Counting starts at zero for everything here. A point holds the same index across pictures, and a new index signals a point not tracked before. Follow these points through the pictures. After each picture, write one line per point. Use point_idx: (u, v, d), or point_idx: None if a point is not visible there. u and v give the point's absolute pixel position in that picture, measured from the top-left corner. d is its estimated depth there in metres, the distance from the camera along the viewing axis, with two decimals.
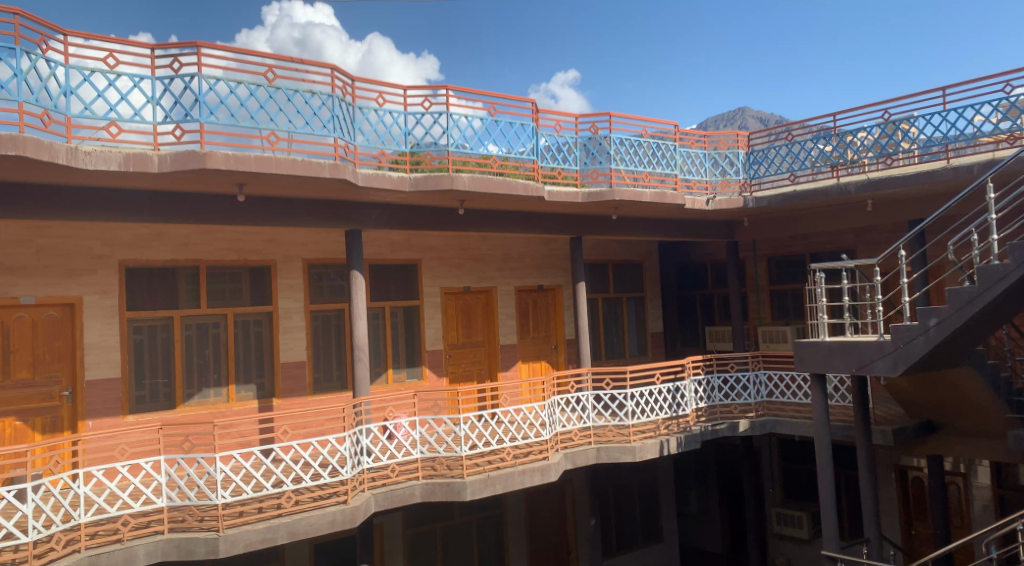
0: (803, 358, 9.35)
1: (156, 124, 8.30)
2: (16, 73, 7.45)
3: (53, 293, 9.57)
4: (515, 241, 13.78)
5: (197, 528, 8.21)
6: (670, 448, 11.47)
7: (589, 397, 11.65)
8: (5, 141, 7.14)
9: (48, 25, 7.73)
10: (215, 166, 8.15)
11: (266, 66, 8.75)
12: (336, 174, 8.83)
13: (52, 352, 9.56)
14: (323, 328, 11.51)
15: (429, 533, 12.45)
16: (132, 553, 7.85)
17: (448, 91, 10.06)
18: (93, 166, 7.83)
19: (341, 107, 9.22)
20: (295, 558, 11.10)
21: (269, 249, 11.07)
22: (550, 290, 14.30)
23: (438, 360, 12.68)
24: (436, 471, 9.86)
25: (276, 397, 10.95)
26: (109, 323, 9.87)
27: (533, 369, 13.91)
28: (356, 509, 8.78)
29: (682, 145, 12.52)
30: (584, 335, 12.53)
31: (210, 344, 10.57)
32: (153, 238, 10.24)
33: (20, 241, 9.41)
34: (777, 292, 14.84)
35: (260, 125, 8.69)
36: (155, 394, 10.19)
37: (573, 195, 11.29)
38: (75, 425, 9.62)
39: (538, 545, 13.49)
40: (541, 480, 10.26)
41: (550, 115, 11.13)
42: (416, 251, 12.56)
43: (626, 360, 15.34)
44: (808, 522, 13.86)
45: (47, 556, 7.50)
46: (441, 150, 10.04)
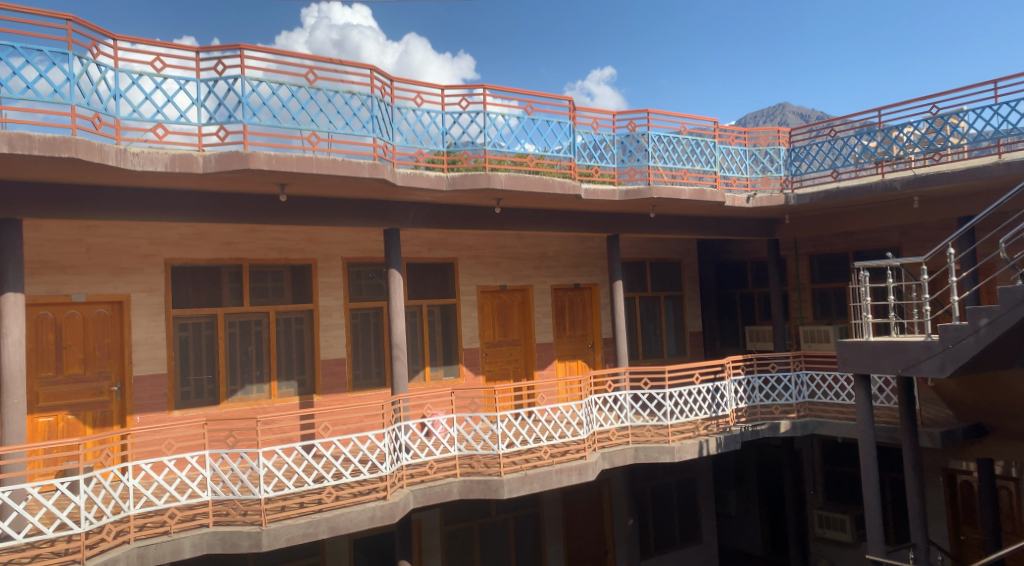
0: (847, 357, 9.24)
1: (201, 125, 8.50)
2: (68, 78, 7.70)
3: (103, 291, 9.85)
4: (552, 239, 13.80)
5: (241, 521, 8.39)
6: (710, 448, 11.40)
7: (627, 397, 11.62)
8: (58, 143, 7.37)
9: (98, 30, 7.97)
10: (258, 167, 8.32)
11: (307, 68, 8.91)
12: (375, 174, 8.96)
13: (102, 348, 9.84)
14: (362, 326, 11.66)
15: (466, 530, 12.56)
16: (179, 545, 8.06)
17: (485, 90, 10.16)
18: (141, 167, 8.05)
19: (380, 107, 9.35)
20: (335, 553, 11.26)
21: (309, 248, 11.26)
22: (586, 288, 14.28)
23: (475, 358, 12.77)
24: (474, 469, 9.94)
25: (316, 393, 11.14)
26: (155, 320, 10.13)
27: (569, 368, 13.92)
28: (396, 505, 8.91)
29: (721, 142, 12.43)
30: (621, 334, 12.51)
31: (253, 341, 10.80)
32: (198, 237, 10.48)
33: (71, 240, 9.70)
34: (818, 291, 14.65)
35: (301, 126, 8.85)
36: (199, 391, 10.42)
37: (611, 194, 11.26)
38: (124, 420, 9.90)
39: (575, 544, 13.50)
40: (578, 479, 10.29)
41: (587, 113, 11.16)
42: (453, 249, 12.66)
43: (664, 360, 15.25)
44: (851, 526, 13.64)
45: (99, 546, 7.74)
46: (478, 150, 10.13)
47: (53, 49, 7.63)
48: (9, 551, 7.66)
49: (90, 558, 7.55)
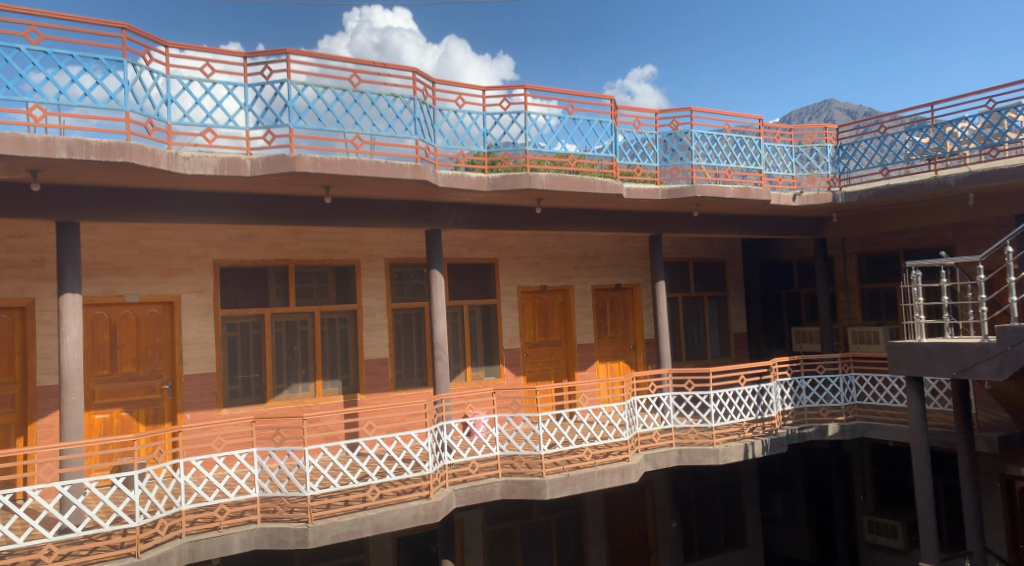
0: (898, 360, 9.05)
1: (249, 129, 8.67)
2: (123, 84, 7.93)
3: (155, 291, 10.12)
4: (594, 239, 13.77)
5: (288, 518, 8.54)
6: (755, 451, 11.26)
7: (670, 399, 11.53)
8: (114, 148, 7.60)
9: (151, 37, 8.19)
10: (304, 169, 8.46)
11: (350, 72, 9.03)
12: (418, 176, 9.07)
13: (154, 347, 10.11)
14: (404, 326, 11.78)
15: (508, 530, 12.62)
16: (228, 540, 8.23)
17: (525, 91, 10.18)
18: (192, 170, 8.26)
19: (422, 109, 9.43)
20: (379, 551, 11.39)
21: (353, 249, 11.42)
22: (628, 288, 14.22)
23: (516, 358, 12.81)
24: (516, 469, 9.98)
25: (360, 393, 11.29)
26: (205, 320, 10.37)
27: (611, 369, 13.87)
28: (439, 504, 9.00)
29: (766, 139, 12.29)
30: (664, 335, 12.43)
31: (299, 341, 11.00)
32: (245, 238, 10.70)
33: (125, 242, 9.99)
34: (868, 291, 14.38)
35: (345, 129, 8.97)
36: (247, 389, 10.63)
37: (653, 193, 11.17)
38: (175, 417, 10.15)
39: (618, 545, 13.45)
40: (621, 481, 10.26)
41: (628, 111, 11.12)
42: (494, 250, 12.73)
43: (708, 361, 15.10)
44: (904, 532, 13.36)
45: (153, 540, 7.94)
46: (519, 150, 10.16)
47: (109, 57, 7.86)
48: (68, 544, 7.90)
49: (144, 552, 7.75)
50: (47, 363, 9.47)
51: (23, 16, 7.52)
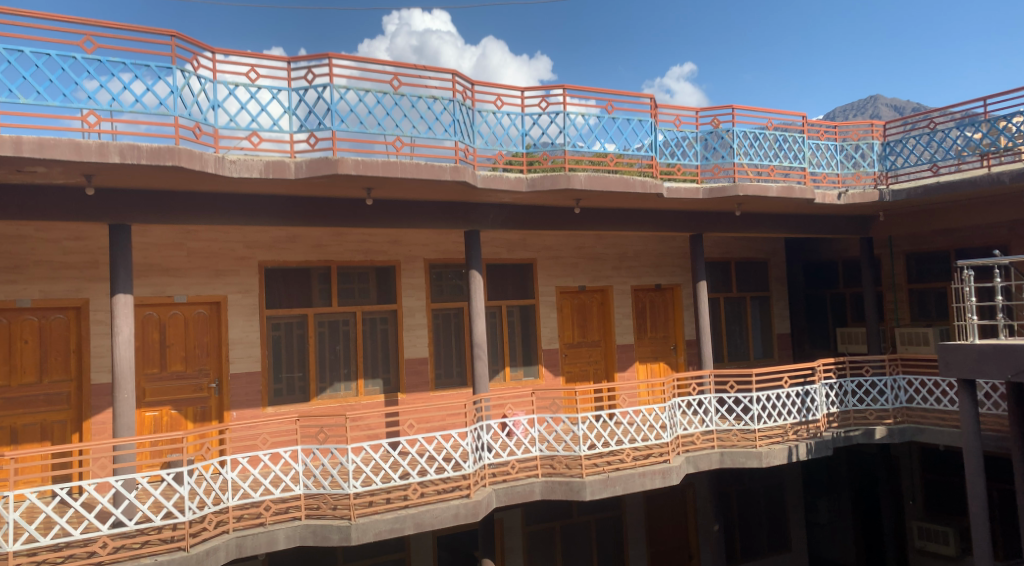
0: (949, 362, 8.88)
1: (293, 133, 8.83)
2: (172, 90, 8.15)
3: (203, 292, 10.37)
4: (633, 239, 13.74)
5: (331, 515, 8.70)
6: (800, 454, 11.16)
7: (711, 400, 11.45)
8: (164, 152, 7.84)
9: (199, 44, 8.40)
10: (346, 172, 8.59)
11: (391, 75, 9.16)
12: (457, 177, 9.17)
13: (202, 346, 10.36)
14: (444, 327, 11.88)
15: (548, 531, 12.66)
16: (274, 536, 8.40)
17: (564, 91, 10.21)
18: (238, 174, 8.47)
19: (462, 111, 9.52)
20: (420, 550, 11.50)
21: (393, 250, 11.57)
22: (668, 289, 14.15)
23: (555, 359, 12.83)
24: (556, 470, 10.02)
25: (400, 392, 11.42)
26: (250, 320, 10.59)
27: (651, 369, 13.81)
28: (479, 504, 9.08)
29: (810, 137, 12.13)
30: (705, 336, 12.35)
31: (341, 340, 11.17)
32: (289, 240, 10.92)
33: (174, 243, 10.26)
34: (917, 291, 14.09)
35: (386, 132, 9.09)
36: (291, 387, 10.84)
37: (695, 191, 11.13)
38: (221, 415, 10.39)
39: (658, 548, 13.38)
40: (662, 483, 10.23)
41: (669, 110, 11.10)
42: (532, 250, 12.78)
43: (751, 363, 14.95)
44: (955, 539, 13.05)
45: (201, 535, 8.14)
46: (557, 150, 10.21)
47: (159, 64, 8.10)
48: (122, 537, 8.13)
49: (194, 546, 7.96)
50: (101, 362, 9.77)
51: (79, 26, 7.78)
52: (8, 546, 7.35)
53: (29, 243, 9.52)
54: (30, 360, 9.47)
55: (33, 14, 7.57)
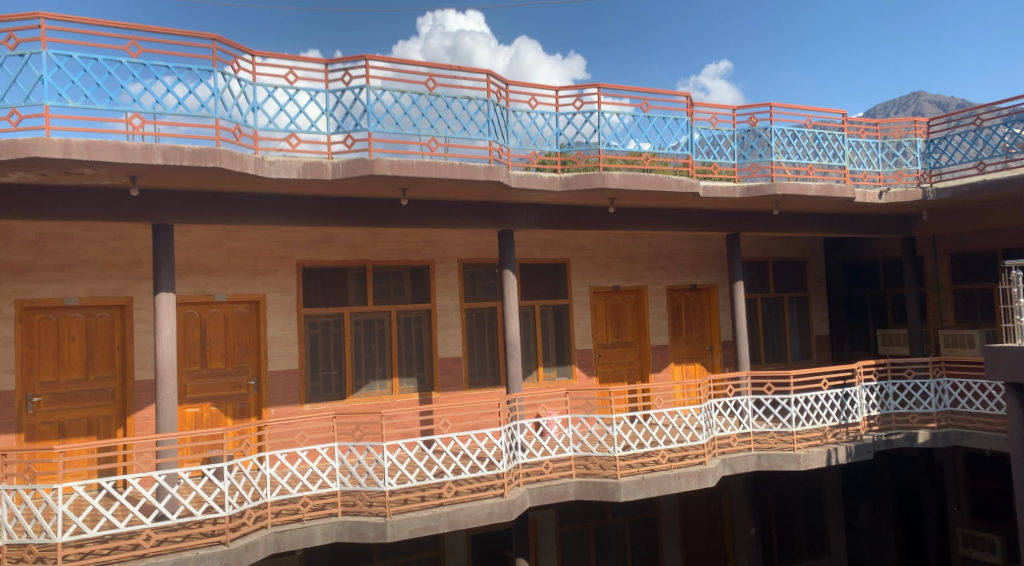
0: (996, 364, 8.71)
1: (330, 133, 8.94)
2: (213, 93, 8.31)
3: (242, 291, 10.55)
4: (668, 239, 13.67)
5: (367, 512, 8.80)
6: (839, 457, 11.03)
7: (748, 402, 11.35)
8: (205, 154, 8.00)
9: (239, 47, 8.55)
10: (382, 173, 8.69)
11: (426, 76, 9.22)
12: (491, 177, 9.23)
13: (241, 344, 10.55)
14: (477, 326, 11.94)
15: (581, 531, 12.65)
16: (311, 532, 8.52)
17: (599, 90, 10.19)
18: (277, 174, 8.62)
19: (496, 111, 9.56)
20: (454, 549, 11.56)
21: (428, 250, 11.66)
22: (704, 289, 14.05)
23: (589, 359, 12.82)
24: (589, 470, 10.02)
25: (435, 390, 11.50)
26: (288, 318, 10.76)
27: (686, 370, 13.72)
28: (513, 503, 9.13)
29: (850, 135, 11.96)
30: (742, 337, 12.24)
31: (376, 339, 11.29)
32: (326, 240, 11.07)
33: (214, 243, 10.45)
34: (961, 292, 13.80)
35: (421, 133, 9.16)
36: (327, 385, 10.98)
37: (732, 191, 11.03)
38: (260, 412, 10.56)
39: (693, 549, 13.30)
40: (698, 485, 10.19)
41: (705, 108, 11.02)
42: (566, 250, 12.79)
43: (788, 364, 14.78)
44: (1002, 547, 12.65)
45: (241, 529, 8.28)
46: (592, 150, 10.20)
47: (200, 67, 8.26)
48: (164, 530, 8.31)
49: (234, 540, 8.10)
50: (144, 359, 10.01)
51: (124, 30, 7.97)
52: (56, 537, 7.55)
53: (76, 242, 9.78)
54: (76, 357, 9.72)
55: (81, 19, 7.78)
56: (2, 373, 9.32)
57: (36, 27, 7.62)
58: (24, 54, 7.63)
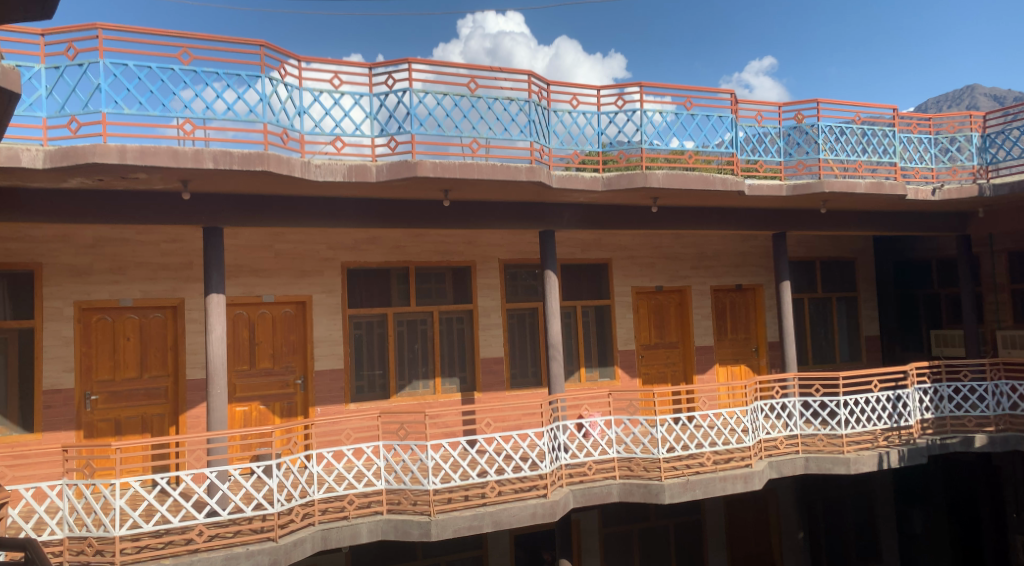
0: None
1: (374, 137, 9.06)
2: (261, 98, 8.49)
3: (289, 292, 10.76)
4: (712, 239, 13.55)
5: (412, 511, 8.89)
6: (891, 461, 10.83)
7: (796, 404, 11.19)
8: (253, 158, 8.17)
9: (285, 52, 8.73)
10: (425, 174, 8.78)
11: (468, 78, 9.29)
12: (533, 177, 9.26)
13: (289, 344, 10.76)
14: (519, 326, 11.99)
15: (625, 533, 12.60)
16: (357, 530, 8.66)
17: (641, 89, 10.16)
18: (323, 177, 8.77)
19: (537, 111, 9.60)
20: (497, 549, 11.61)
21: (469, 250, 11.74)
22: (749, 289, 13.88)
23: (631, 360, 12.78)
24: (633, 472, 9.98)
25: (477, 391, 11.58)
26: (334, 319, 10.94)
27: (731, 372, 13.58)
28: (556, 503, 9.16)
29: (900, 130, 11.73)
30: (789, 337, 12.07)
31: (419, 339, 11.41)
32: (370, 241, 11.22)
33: (262, 245, 10.68)
34: (1020, 292, 13.37)
35: (463, 134, 9.23)
36: (372, 385, 11.12)
37: (778, 189, 10.88)
38: (306, 411, 10.74)
39: (739, 551, 13.16)
40: (744, 488, 10.08)
41: (750, 105, 10.92)
42: (608, 250, 12.76)
43: (837, 366, 14.53)
44: None
45: (289, 526, 8.44)
46: (634, 148, 10.16)
47: (248, 73, 8.46)
48: (216, 526, 8.50)
49: (282, 537, 8.26)
50: (196, 358, 10.27)
51: (176, 39, 8.20)
52: (115, 530, 7.79)
53: (130, 245, 10.08)
54: (131, 356, 10.02)
55: (136, 29, 8.02)
56: (62, 372, 9.64)
57: (93, 38, 7.89)
58: (82, 64, 7.90)
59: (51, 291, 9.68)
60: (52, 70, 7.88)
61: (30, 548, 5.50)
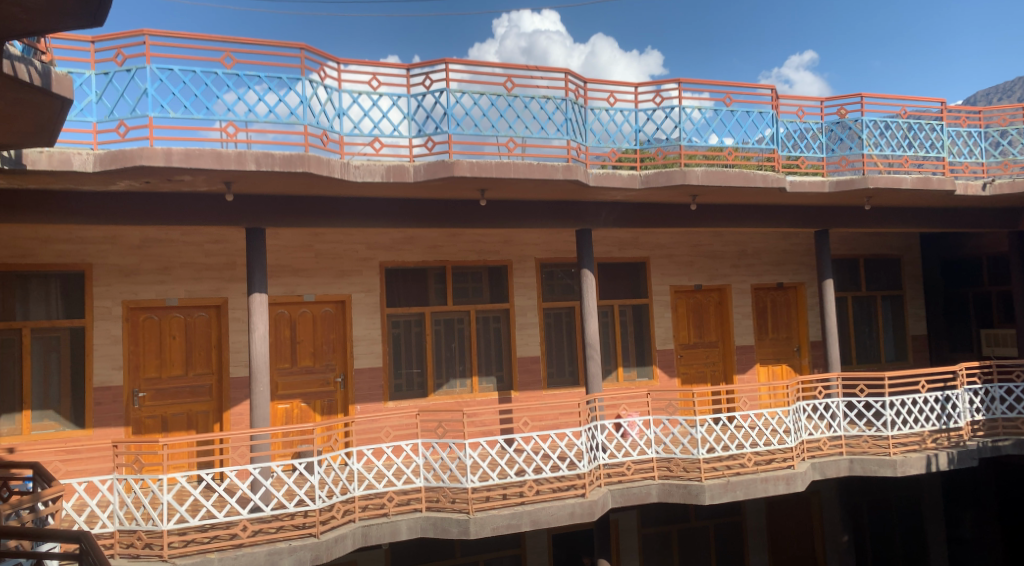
0: None
1: (411, 137, 9.13)
2: (301, 100, 8.61)
3: (329, 291, 10.91)
4: (752, 237, 13.40)
5: (450, 508, 8.96)
6: (939, 463, 10.61)
7: (840, 405, 11.01)
8: (294, 160, 8.31)
9: (325, 55, 8.83)
10: (462, 174, 8.84)
11: (505, 77, 9.31)
12: (569, 176, 9.26)
13: (329, 342, 10.90)
14: (556, 325, 12.00)
15: (665, 533, 12.52)
16: (396, 527, 8.75)
17: (679, 86, 10.09)
18: (362, 178, 8.88)
19: (574, 110, 9.59)
20: (535, 547, 11.63)
21: (505, 250, 11.78)
22: (791, 287, 13.70)
23: (670, 360, 12.71)
24: (673, 473, 9.92)
25: (514, 389, 11.61)
26: (372, 318, 11.06)
27: (772, 372, 13.42)
28: (595, 503, 9.16)
29: (949, 124, 11.46)
30: (832, 337, 11.89)
31: (456, 338, 11.48)
32: (407, 241, 11.33)
33: (303, 245, 10.84)
34: None
35: (500, 133, 9.26)
36: (410, 383, 11.23)
37: (820, 185, 10.85)
38: (346, 409, 10.88)
39: (780, 553, 13.00)
40: (786, 489, 9.97)
41: (791, 101, 10.79)
42: (645, 249, 12.70)
43: (882, 366, 14.27)
44: None
45: (331, 522, 8.55)
46: (673, 145, 10.10)
47: (289, 76, 8.58)
48: (260, 521, 8.66)
49: (324, 533, 8.38)
50: (239, 356, 10.47)
51: (220, 43, 8.36)
52: (163, 524, 7.99)
53: (175, 246, 10.31)
54: (177, 355, 10.25)
55: (181, 34, 8.20)
56: (111, 369, 9.90)
57: (140, 44, 8.08)
58: (130, 69, 8.10)
59: (100, 291, 9.94)
60: (102, 75, 8.10)
61: (84, 540, 5.68)
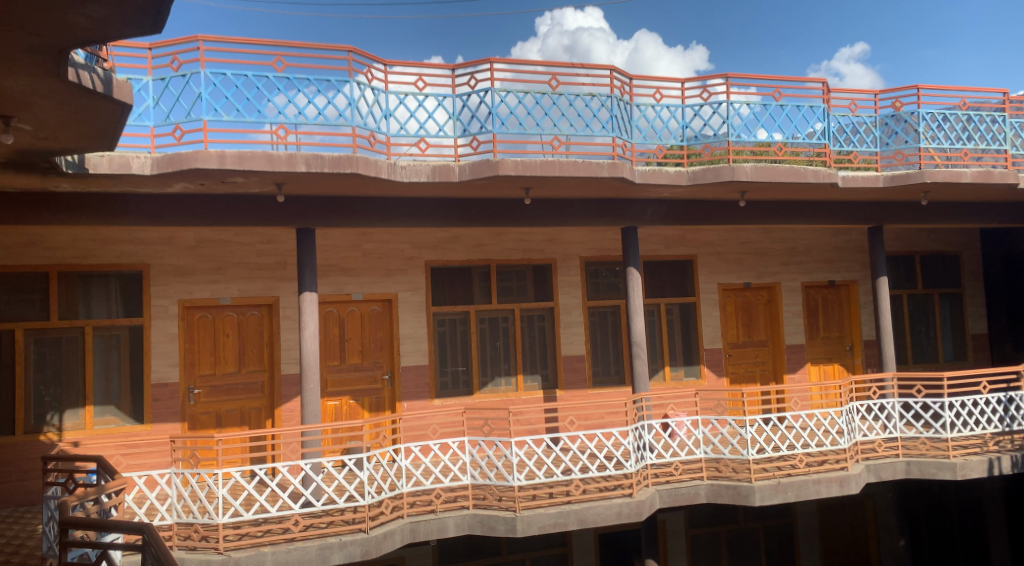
0: None
1: (457, 137, 9.20)
2: (349, 102, 8.76)
3: (377, 290, 11.06)
4: (801, 234, 13.18)
5: (497, 506, 9.01)
6: (1001, 467, 10.31)
7: (895, 405, 10.76)
8: (342, 161, 8.44)
9: (372, 56, 8.96)
10: (507, 173, 8.88)
11: (550, 75, 9.33)
12: (615, 173, 9.23)
13: (376, 341, 11.05)
14: (601, 324, 11.98)
15: (713, 534, 12.40)
16: (444, 523, 8.86)
17: (727, 81, 9.99)
18: (408, 178, 8.99)
19: (620, 107, 9.56)
20: (581, 546, 11.63)
21: (550, 249, 11.80)
22: (843, 285, 13.44)
23: (717, 359, 12.57)
24: (721, 473, 9.80)
25: (559, 388, 11.62)
26: (418, 316, 11.18)
27: (824, 371, 13.18)
28: (642, 503, 9.13)
29: (1011, 115, 11.11)
30: (887, 336, 11.62)
31: (501, 337, 11.54)
32: (452, 240, 11.42)
33: (350, 245, 11.01)
34: None
35: (545, 132, 9.28)
36: (455, 381, 11.32)
37: (874, 179, 10.58)
38: (394, 406, 11.01)
39: (831, 556, 12.78)
40: (839, 491, 9.79)
41: (842, 94, 10.60)
42: (692, 246, 12.59)
43: (939, 366, 13.91)
44: None
45: (380, 518, 8.67)
46: (720, 141, 9.99)
47: (337, 78, 8.74)
48: (311, 516, 8.83)
49: (373, 528, 8.50)
50: (289, 354, 10.68)
51: (271, 48, 8.54)
52: (219, 518, 8.19)
53: (228, 246, 10.56)
54: (230, 352, 10.50)
55: (233, 40, 8.40)
56: (168, 366, 10.19)
57: (195, 49, 8.30)
58: (186, 74, 8.33)
59: (157, 290, 10.24)
60: (159, 81, 8.34)
61: (147, 531, 5.86)
